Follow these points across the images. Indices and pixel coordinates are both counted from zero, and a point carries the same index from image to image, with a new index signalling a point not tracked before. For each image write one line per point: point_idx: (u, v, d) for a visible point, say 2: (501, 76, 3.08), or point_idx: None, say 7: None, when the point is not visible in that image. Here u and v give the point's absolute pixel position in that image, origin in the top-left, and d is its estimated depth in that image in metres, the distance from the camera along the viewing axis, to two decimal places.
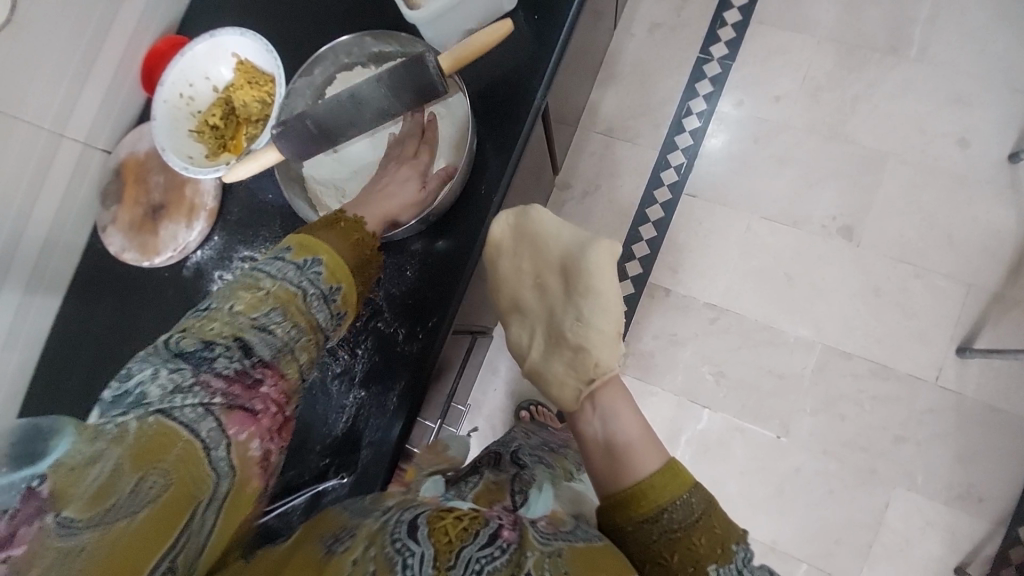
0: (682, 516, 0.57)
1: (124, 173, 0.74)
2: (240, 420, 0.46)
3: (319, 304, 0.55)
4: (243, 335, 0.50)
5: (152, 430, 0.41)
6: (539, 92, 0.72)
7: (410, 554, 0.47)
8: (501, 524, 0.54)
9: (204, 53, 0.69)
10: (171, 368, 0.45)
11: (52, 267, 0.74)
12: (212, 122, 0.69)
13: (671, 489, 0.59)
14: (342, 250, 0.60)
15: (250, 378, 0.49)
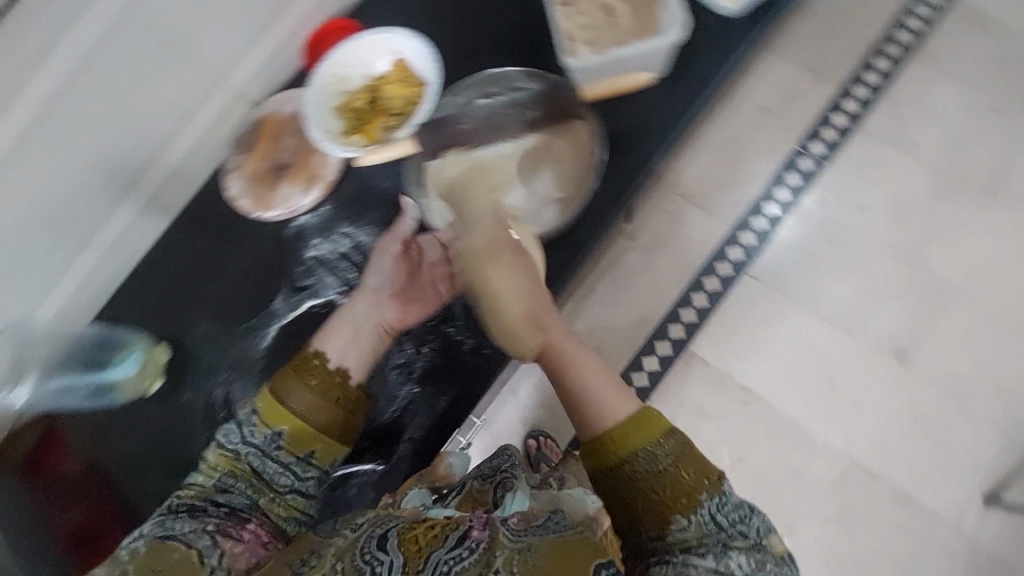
0: (645, 466, 0.53)
1: (259, 128, 0.81)
2: (234, 536, 0.46)
3: (281, 468, 0.51)
4: (220, 496, 0.49)
5: (149, 555, 0.42)
6: (656, 153, 0.72)
7: (377, 564, 0.44)
8: (474, 523, 0.48)
9: (371, 45, 0.77)
10: (162, 519, 0.46)
11: (169, 195, 0.80)
12: (357, 105, 0.76)
13: (638, 441, 0.54)
14: (310, 411, 0.52)
15: (229, 525, 0.47)
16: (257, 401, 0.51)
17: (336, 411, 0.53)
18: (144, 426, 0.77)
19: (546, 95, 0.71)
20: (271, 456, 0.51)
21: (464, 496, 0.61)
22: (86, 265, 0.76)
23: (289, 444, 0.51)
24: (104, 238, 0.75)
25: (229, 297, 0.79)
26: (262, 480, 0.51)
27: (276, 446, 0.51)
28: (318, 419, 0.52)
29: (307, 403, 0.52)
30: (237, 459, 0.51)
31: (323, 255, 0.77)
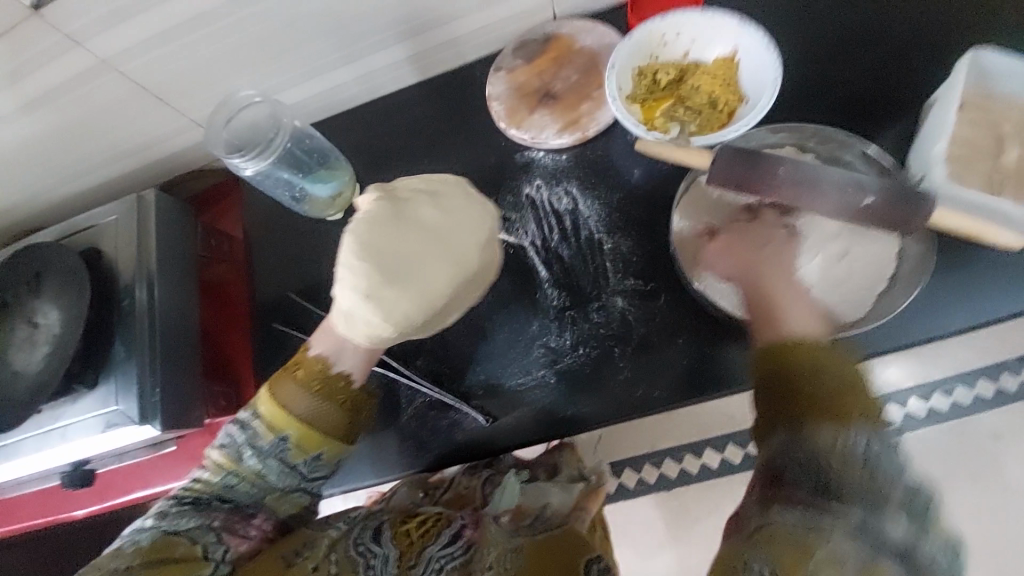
0: (825, 378, 0.46)
1: (552, 43, 0.74)
2: (235, 529, 0.60)
3: (279, 472, 0.61)
4: (219, 493, 0.61)
5: (159, 545, 0.56)
6: (937, 330, 0.60)
7: (372, 556, 0.58)
8: (462, 523, 0.61)
9: (718, 25, 0.66)
10: (178, 506, 0.60)
11: (431, 58, 0.77)
12: (658, 77, 0.68)
13: (817, 352, 0.48)
14: (315, 417, 0.61)
15: (234, 519, 0.61)
16: (261, 405, 0.61)
17: (338, 416, 0.62)
18: (298, 243, 0.81)
19: (896, 202, 0.54)
20: (275, 461, 0.61)
21: (455, 495, 0.77)
22: (338, 79, 0.77)
23: (297, 449, 0.61)
24: (368, 65, 0.75)
25: None
26: (252, 478, 0.62)
27: (283, 453, 0.61)
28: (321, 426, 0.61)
29: (311, 406, 0.61)
30: (230, 466, 0.62)
31: (538, 200, 0.72)
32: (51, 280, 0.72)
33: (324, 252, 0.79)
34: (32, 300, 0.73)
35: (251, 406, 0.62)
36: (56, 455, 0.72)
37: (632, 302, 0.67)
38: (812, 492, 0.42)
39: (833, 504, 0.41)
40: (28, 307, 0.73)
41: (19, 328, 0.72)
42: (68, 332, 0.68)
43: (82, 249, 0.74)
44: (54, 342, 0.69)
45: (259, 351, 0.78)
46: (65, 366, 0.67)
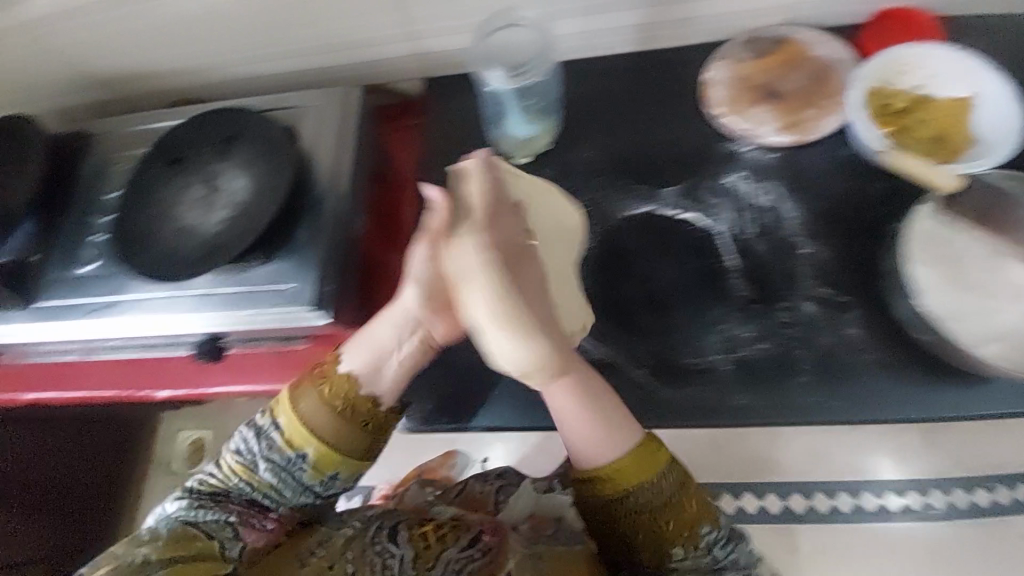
0: (650, 497, 0.52)
1: (783, 45, 0.75)
2: (251, 533, 0.53)
3: (292, 483, 0.56)
4: (230, 490, 0.56)
5: (174, 535, 0.49)
6: None
7: (390, 556, 0.51)
8: (480, 527, 0.55)
9: (959, 71, 0.69)
10: (192, 496, 0.54)
11: (656, 32, 0.78)
12: (893, 101, 0.69)
13: (642, 472, 0.52)
14: (336, 434, 0.55)
15: (250, 512, 0.55)
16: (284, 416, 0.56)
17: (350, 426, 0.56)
18: None
19: None
20: (287, 471, 0.55)
21: (465, 498, 0.65)
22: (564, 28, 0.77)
23: (314, 468, 0.56)
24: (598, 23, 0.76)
25: (624, 147, 0.76)
26: (262, 485, 0.56)
27: (301, 470, 0.56)
28: (340, 440, 0.55)
29: (325, 421, 0.55)
30: (233, 468, 0.56)
31: (739, 190, 0.72)
32: (244, 148, 0.70)
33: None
34: (214, 164, 0.70)
35: (272, 412, 0.57)
36: (199, 324, 0.70)
37: (821, 310, 0.66)
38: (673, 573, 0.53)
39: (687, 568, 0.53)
40: (210, 170, 0.70)
41: (196, 188, 0.70)
42: (261, 201, 0.66)
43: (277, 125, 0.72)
44: (237, 210, 0.67)
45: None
46: (255, 234, 0.64)
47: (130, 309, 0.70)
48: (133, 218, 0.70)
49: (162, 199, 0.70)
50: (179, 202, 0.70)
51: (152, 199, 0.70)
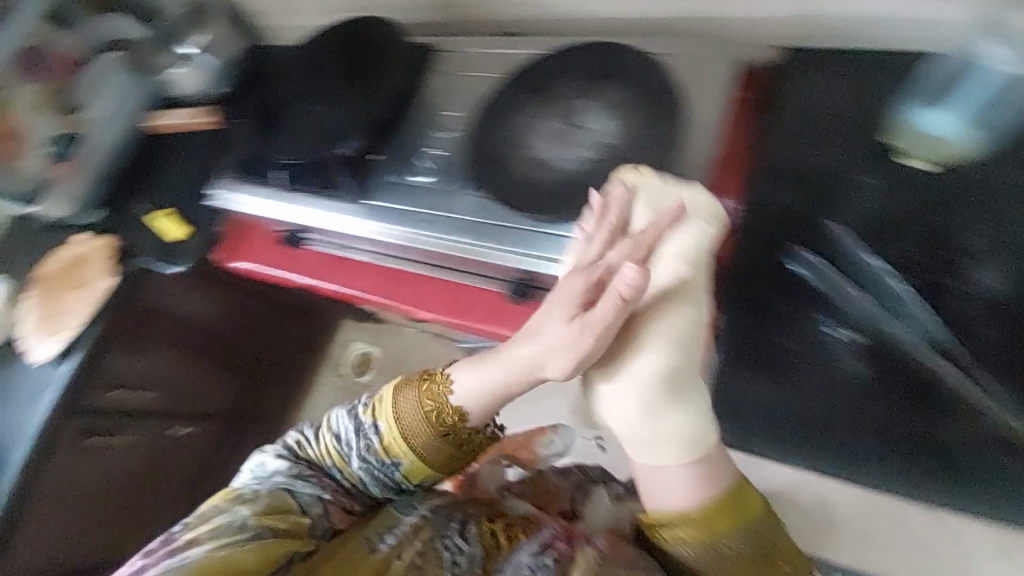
0: (743, 545, 0.48)
1: None
2: (337, 512, 0.59)
3: (372, 477, 0.59)
4: (319, 462, 0.61)
5: (273, 500, 0.56)
6: None
7: (457, 550, 0.55)
8: (552, 534, 0.58)
9: None
10: (287, 466, 0.59)
11: None
12: None
13: (736, 518, 0.48)
14: (431, 453, 0.57)
15: (341, 494, 0.60)
16: (387, 427, 0.58)
17: (443, 444, 0.57)
18: (834, 163, 0.67)
19: None
20: (367, 467, 0.59)
21: (540, 492, 0.74)
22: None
23: (405, 471, 0.58)
24: None
25: None
26: (344, 468, 0.60)
27: (389, 473, 0.59)
28: (434, 458, 0.57)
29: (431, 445, 0.57)
30: (320, 450, 0.61)
31: None
32: (620, 86, 0.62)
33: (883, 206, 0.64)
34: (579, 100, 0.64)
35: (375, 410, 0.59)
36: (512, 257, 0.63)
37: None
38: None
39: None
40: (573, 105, 0.64)
41: (552, 121, 0.64)
42: (637, 147, 0.59)
43: (654, 63, 0.63)
44: (601, 152, 0.60)
45: (763, 292, 0.64)
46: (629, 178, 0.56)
47: (450, 226, 0.67)
48: (481, 138, 0.66)
49: (513, 124, 0.65)
50: (529, 131, 0.64)
51: (503, 121, 0.66)
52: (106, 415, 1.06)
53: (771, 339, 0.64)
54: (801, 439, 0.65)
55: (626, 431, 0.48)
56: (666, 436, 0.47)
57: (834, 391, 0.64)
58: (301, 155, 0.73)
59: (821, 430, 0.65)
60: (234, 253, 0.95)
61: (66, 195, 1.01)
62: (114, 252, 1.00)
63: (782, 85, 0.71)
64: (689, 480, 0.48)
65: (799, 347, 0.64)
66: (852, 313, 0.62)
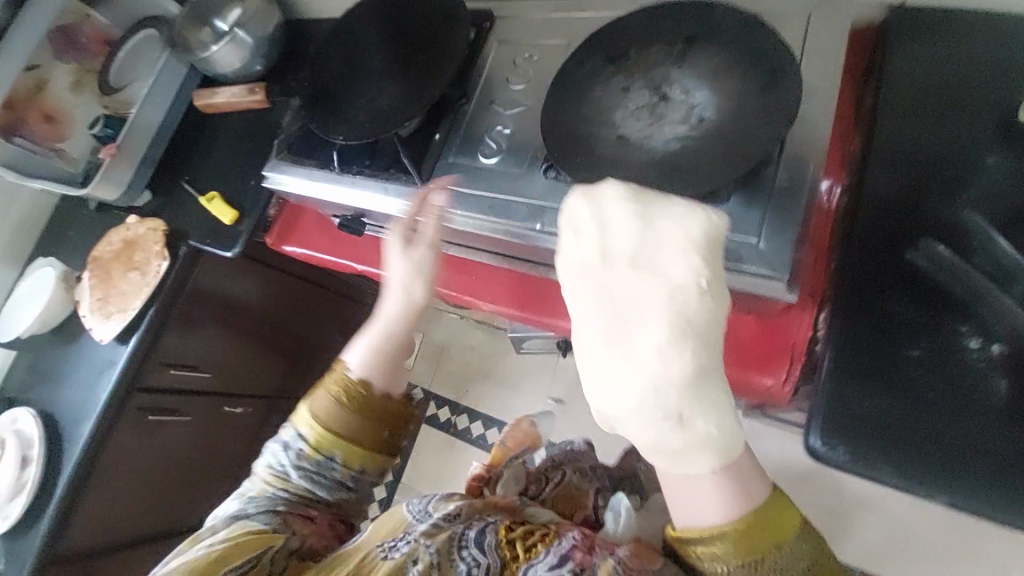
0: (785, 564, 0.44)
1: None
2: (305, 521, 0.58)
3: (323, 473, 0.58)
4: (276, 487, 0.58)
5: (237, 532, 0.55)
6: None
7: (474, 562, 0.55)
8: (573, 543, 0.55)
9: None
10: (245, 501, 0.58)
11: None
12: None
13: (774, 535, 0.44)
14: (356, 432, 0.58)
15: (298, 506, 0.58)
16: (309, 429, 0.58)
17: (366, 424, 0.58)
18: (959, 142, 0.58)
19: None
20: (313, 469, 0.58)
21: (561, 495, 0.76)
22: None
23: (342, 464, 0.58)
24: None
25: None
26: (297, 486, 0.58)
27: (331, 467, 0.58)
28: (363, 440, 0.58)
29: (353, 425, 0.58)
30: (264, 479, 0.59)
31: None
32: (717, 50, 0.55)
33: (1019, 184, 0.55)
34: (668, 69, 0.57)
35: (298, 420, 0.59)
36: None
37: None
38: None
39: None
40: (662, 75, 0.57)
41: (638, 93, 0.57)
42: (741, 120, 0.52)
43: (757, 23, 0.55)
44: (696, 129, 0.53)
45: (883, 282, 0.56)
46: (730, 159, 0.50)
47: (520, 212, 0.62)
48: (554, 109, 0.59)
49: (592, 97, 0.59)
50: (612, 105, 0.57)
51: (581, 92, 0.59)
52: (166, 393, 1.08)
53: (899, 346, 0.53)
54: (965, 480, 0.47)
55: (652, 446, 0.44)
56: (693, 445, 0.43)
57: (992, 412, 0.49)
58: (358, 136, 0.70)
59: (997, 470, 0.47)
60: (285, 237, 0.96)
61: (117, 178, 0.99)
62: (166, 236, 0.99)
63: (892, 48, 0.62)
64: (713, 491, 0.45)
65: (930, 352, 0.52)
66: (1002, 314, 0.51)
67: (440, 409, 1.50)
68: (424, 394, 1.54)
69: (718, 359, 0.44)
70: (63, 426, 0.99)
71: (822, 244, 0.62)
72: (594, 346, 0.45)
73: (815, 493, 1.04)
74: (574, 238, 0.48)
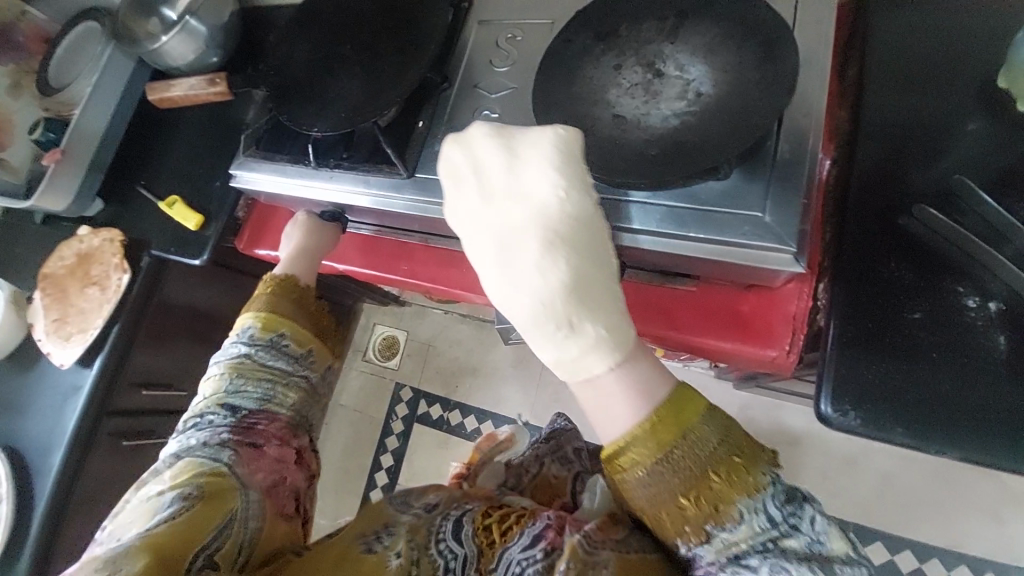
0: (696, 450, 0.49)
1: None
2: (250, 451, 0.59)
3: (270, 356, 0.63)
4: (222, 403, 0.61)
5: (183, 470, 0.55)
6: None
7: (451, 554, 0.58)
8: (546, 523, 0.58)
9: None
10: (190, 432, 0.60)
11: None
12: None
13: (678, 425, 0.50)
14: (298, 315, 0.66)
15: (241, 428, 0.60)
16: (250, 313, 0.65)
17: (300, 304, 0.67)
18: (946, 106, 0.59)
19: None
20: (258, 350, 0.63)
21: (541, 484, 0.76)
22: None
23: (293, 340, 0.65)
24: None
25: None
26: (252, 380, 0.62)
27: (280, 348, 0.64)
28: (303, 318, 0.66)
29: (290, 308, 0.66)
30: (210, 400, 0.61)
31: None
32: (708, 23, 0.54)
33: (1003, 146, 0.56)
34: (660, 44, 0.55)
35: (241, 322, 0.65)
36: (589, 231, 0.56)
37: None
38: (749, 541, 0.49)
39: (750, 533, 0.49)
40: (655, 51, 0.55)
41: (631, 71, 0.55)
42: (741, 93, 0.50)
43: None
44: (696, 103, 0.52)
45: (882, 252, 0.57)
46: (732, 133, 0.49)
47: None
48: (546, 91, 0.57)
49: (584, 77, 0.56)
50: (606, 84, 0.55)
51: (571, 72, 0.57)
52: (138, 413, 1.01)
53: (899, 310, 0.55)
54: (967, 433, 0.51)
55: (555, 359, 0.50)
56: (587, 347, 0.49)
57: (993, 367, 0.52)
58: (335, 128, 0.66)
59: (995, 419, 0.50)
60: (257, 240, 0.92)
61: (63, 188, 0.91)
62: (124, 246, 0.91)
63: (874, 13, 0.62)
64: (614, 391, 0.50)
65: (932, 314, 0.54)
66: (996, 274, 0.54)
67: (430, 406, 1.48)
68: (413, 393, 1.50)
69: (591, 263, 0.50)
70: (30, 460, 0.91)
71: (819, 216, 0.63)
72: (489, 276, 0.51)
73: (807, 457, 1.07)
74: (458, 187, 0.54)
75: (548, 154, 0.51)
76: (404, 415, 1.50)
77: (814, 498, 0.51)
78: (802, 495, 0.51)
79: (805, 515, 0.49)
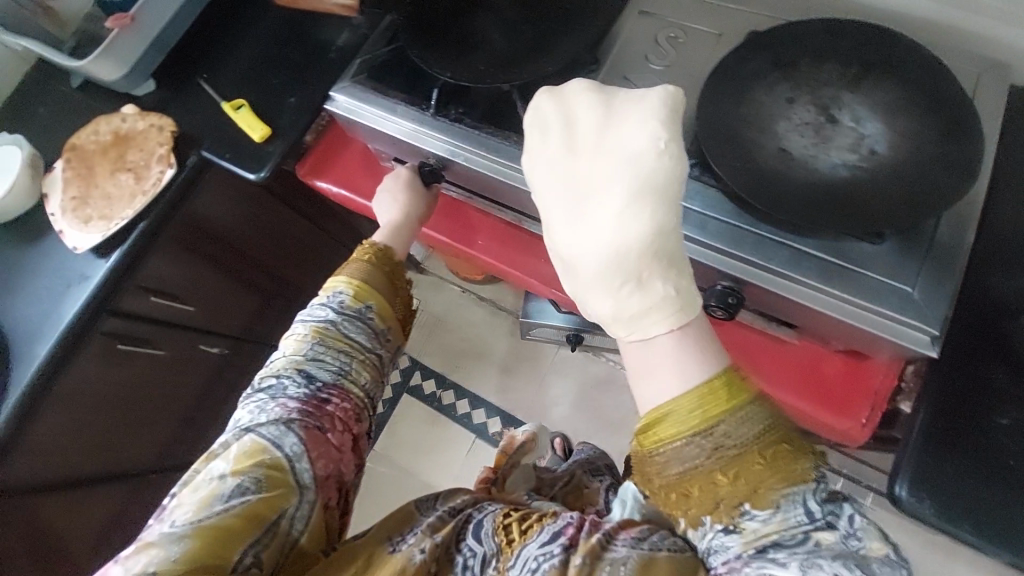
0: (740, 433, 0.44)
1: None
2: (315, 436, 0.54)
3: (353, 326, 0.58)
4: (301, 366, 0.56)
5: (249, 452, 0.52)
6: None
7: (472, 556, 0.55)
8: (568, 521, 0.54)
9: None
10: (261, 397, 0.55)
11: None
12: None
13: (723, 405, 0.44)
14: (384, 290, 0.61)
15: (309, 409, 0.55)
16: (340, 279, 0.60)
17: (391, 278, 0.62)
18: None
19: None
20: (343, 317, 0.58)
21: (572, 491, 0.74)
22: None
23: (378, 315, 0.60)
24: None
25: None
26: (332, 344, 0.57)
27: (365, 322, 0.58)
28: (388, 292, 0.61)
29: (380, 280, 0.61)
30: (287, 361, 0.56)
31: None
32: (894, 81, 0.52)
33: None
34: (840, 90, 0.53)
35: (331, 286, 0.60)
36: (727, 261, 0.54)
37: None
38: (777, 532, 0.43)
39: (784, 528, 0.43)
40: (833, 95, 0.53)
41: (804, 108, 0.53)
42: (916, 164, 0.50)
43: (936, 64, 0.53)
44: (867, 160, 0.51)
45: (983, 352, 0.57)
46: (901, 203, 0.49)
47: None
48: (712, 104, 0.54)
49: (753, 100, 0.54)
50: (776, 114, 0.53)
51: (741, 91, 0.55)
52: (142, 321, 0.93)
53: (988, 414, 0.56)
54: None
55: (611, 314, 0.47)
56: (650, 306, 0.46)
57: None
58: (470, 78, 0.61)
59: None
60: (319, 170, 0.86)
61: (121, 56, 0.81)
62: (173, 139, 0.83)
63: None
64: (669, 356, 0.46)
65: (1020, 423, 0.55)
66: None
67: (424, 380, 1.44)
68: (410, 362, 1.46)
69: (675, 224, 0.46)
70: (14, 342, 0.82)
71: None
72: (561, 224, 0.49)
73: None
74: (542, 136, 0.52)
75: (647, 105, 0.48)
76: (395, 382, 1.45)
77: (855, 498, 0.45)
78: (842, 494, 0.45)
79: (844, 513, 0.44)
